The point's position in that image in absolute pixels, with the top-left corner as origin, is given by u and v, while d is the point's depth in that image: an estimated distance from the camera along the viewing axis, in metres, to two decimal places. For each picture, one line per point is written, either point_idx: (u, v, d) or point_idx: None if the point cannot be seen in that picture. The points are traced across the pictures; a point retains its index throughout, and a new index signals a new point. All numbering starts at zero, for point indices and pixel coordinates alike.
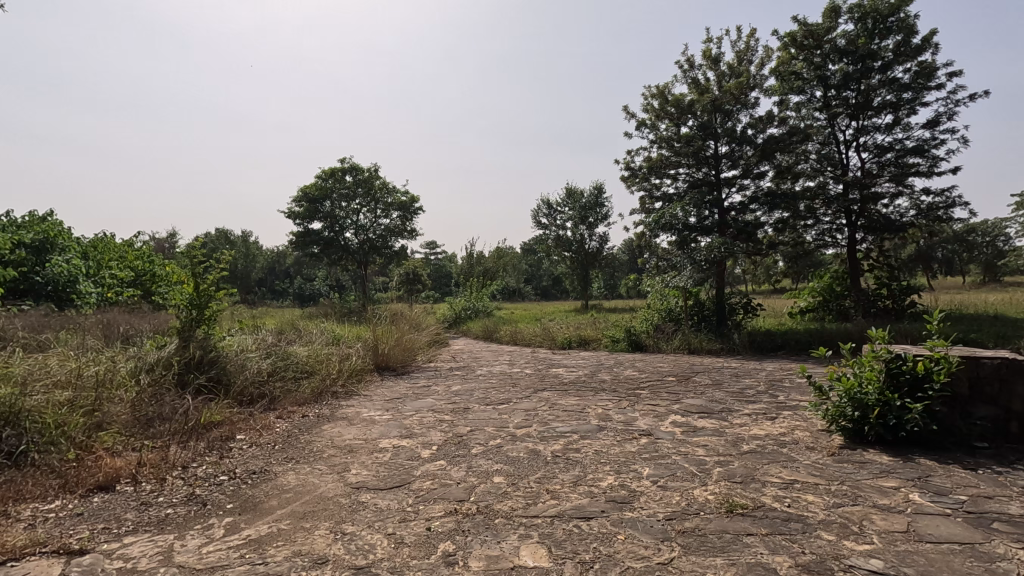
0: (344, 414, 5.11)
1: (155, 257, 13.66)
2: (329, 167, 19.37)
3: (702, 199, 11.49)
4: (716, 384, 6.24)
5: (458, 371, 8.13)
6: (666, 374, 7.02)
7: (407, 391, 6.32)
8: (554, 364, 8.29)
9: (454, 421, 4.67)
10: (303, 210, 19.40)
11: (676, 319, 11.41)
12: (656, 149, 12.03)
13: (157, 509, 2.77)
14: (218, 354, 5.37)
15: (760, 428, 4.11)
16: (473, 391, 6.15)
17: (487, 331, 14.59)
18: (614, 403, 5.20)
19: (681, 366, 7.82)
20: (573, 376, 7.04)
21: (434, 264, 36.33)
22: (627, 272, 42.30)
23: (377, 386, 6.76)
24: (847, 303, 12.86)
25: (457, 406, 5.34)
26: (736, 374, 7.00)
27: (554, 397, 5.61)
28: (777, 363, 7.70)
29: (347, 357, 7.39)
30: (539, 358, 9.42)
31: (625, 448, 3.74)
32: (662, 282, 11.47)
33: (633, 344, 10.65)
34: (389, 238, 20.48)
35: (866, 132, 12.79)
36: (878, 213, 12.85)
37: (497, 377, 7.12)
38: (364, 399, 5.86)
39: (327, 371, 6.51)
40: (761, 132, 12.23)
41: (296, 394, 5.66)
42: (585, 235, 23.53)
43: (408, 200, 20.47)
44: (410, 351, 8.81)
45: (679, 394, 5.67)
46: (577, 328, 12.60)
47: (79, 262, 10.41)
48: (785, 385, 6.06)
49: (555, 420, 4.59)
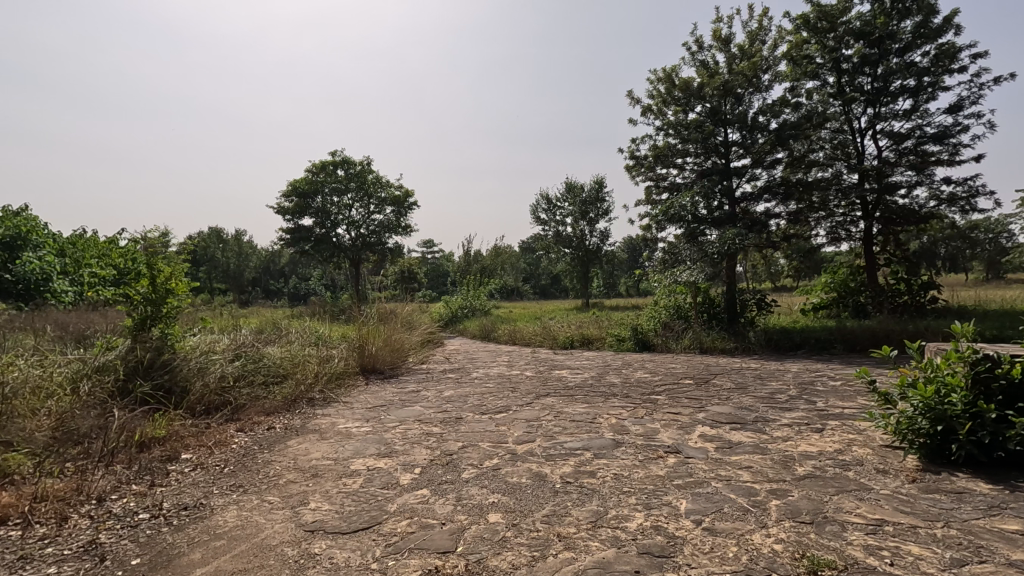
0: (316, 426, 4.41)
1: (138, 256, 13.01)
2: (319, 161, 18.68)
3: (713, 188, 10.76)
4: (740, 388, 5.56)
5: (453, 373, 7.44)
6: (681, 377, 6.34)
7: (394, 397, 5.64)
8: (557, 366, 7.59)
9: (443, 435, 3.97)
10: (293, 206, 18.68)
11: (685, 316, 10.75)
12: (663, 136, 11.34)
13: (36, 567, 2.07)
14: (173, 357, 4.67)
15: (811, 444, 3.42)
16: (467, 397, 5.47)
17: (485, 331, 13.90)
18: (629, 412, 4.52)
19: (695, 367, 7.14)
20: (579, 379, 6.35)
21: (431, 263, 35.71)
22: (627, 271, 41.73)
23: (361, 392, 6.06)
24: (864, 299, 12.17)
25: (448, 415, 4.65)
26: (759, 376, 6.32)
27: (558, 404, 4.92)
28: (801, 364, 7.01)
29: (328, 360, 6.70)
30: (540, 359, 8.76)
31: (650, 471, 3.05)
32: (670, 278, 10.78)
33: (640, 344, 9.98)
34: (383, 234, 19.85)
35: (883, 119, 12.12)
36: (895, 204, 12.19)
37: (494, 381, 6.45)
38: (343, 407, 5.16)
39: (304, 374, 5.81)
40: (773, 119, 11.55)
41: (264, 403, 4.96)
42: (586, 231, 22.84)
43: (402, 195, 19.80)
44: (400, 352, 8.11)
45: (701, 399, 4.98)
46: (579, 327, 11.92)
47: (53, 259, 9.70)
48: (819, 389, 5.37)
49: (562, 433, 3.89)
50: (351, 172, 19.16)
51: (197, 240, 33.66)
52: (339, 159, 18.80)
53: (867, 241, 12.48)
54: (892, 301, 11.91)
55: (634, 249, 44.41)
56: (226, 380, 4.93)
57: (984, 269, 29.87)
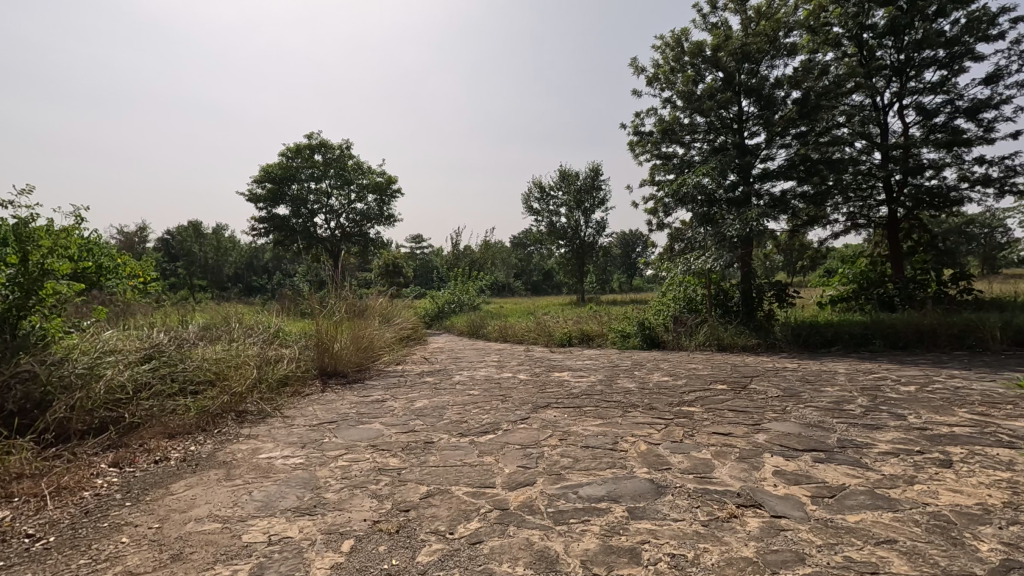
0: (228, 457, 3.15)
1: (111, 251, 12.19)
2: (294, 145, 17.39)
3: (728, 164, 9.63)
4: (790, 395, 4.37)
5: (431, 375, 6.22)
6: (710, 381, 5.17)
7: (351, 410, 4.41)
8: (554, 368, 6.38)
9: (402, 472, 2.75)
10: (266, 194, 17.30)
11: (696, 310, 9.67)
12: (671, 108, 10.21)
13: None
14: (34, 362, 3.37)
15: (959, 494, 2.23)
16: (443, 408, 4.26)
17: (473, 327, 12.70)
18: (662, 434, 3.31)
19: (720, 368, 5.98)
20: (584, 384, 5.16)
21: (419, 260, 34.39)
22: (620, 269, 40.73)
23: (312, 401, 4.81)
24: (887, 290, 11.10)
25: (415, 437, 3.42)
26: (805, 379, 5.15)
27: (561, 420, 3.72)
28: (847, 365, 5.86)
29: (274, 361, 5.41)
30: (535, 359, 7.56)
31: (730, 549, 1.84)
32: (680, 267, 9.65)
33: (648, 341, 8.80)
34: (364, 223, 18.59)
35: (909, 93, 11.03)
36: (922, 186, 11.12)
37: (480, 386, 5.24)
38: (280, 426, 3.91)
39: (236, 378, 4.52)
40: (791, 91, 10.44)
41: (169, 421, 3.71)
42: (581, 222, 21.64)
43: (384, 181, 18.56)
44: (369, 349, 6.88)
45: (750, 412, 3.79)
46: (577, 322, 10.74)
47: None
48: (893, 397, 4.20)
49: (573, 468, 2.69)
50: (329, 157, 17.89)
51: (175, 234, 32.10)
52: (315, 143, 17.52)
53: (891, 226, 11.42)
54: (919, 292, 10.82)
55: (627, 244, 43.25)
56: (117, 393, 3.68)
57: (981, 267, 29.14)
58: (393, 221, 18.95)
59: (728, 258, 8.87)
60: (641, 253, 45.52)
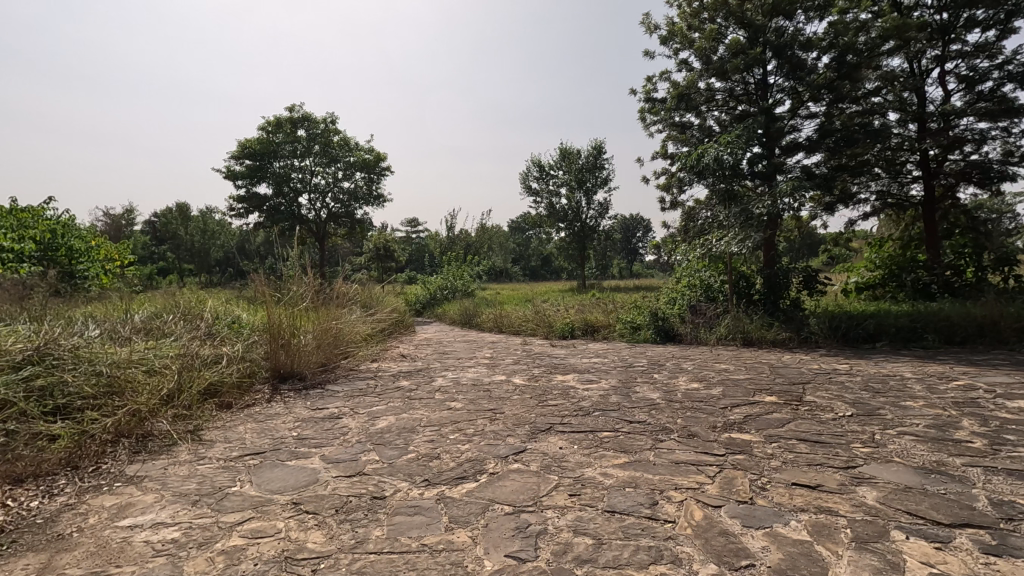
0: (75, 524, 2.09)
1: (70, 232, 11.40)
2: (274, 117, 16.10)
3: (756, 133, 8.44)
4: (869, 414, 3.32)
5: (407, 378, 5.15)
6: (752, 390, 4.13)
7: (292, 432, 3.36)
8: (556, 370, 5.31)
9: (318, 570, 1.70)
10: (245, 170, 16.09)
11: (717, 298, 8.62)
12: (687, 72, 9.09)
13: None
14: None
15: None
16: (412, 432, 3.21)
17: (466, 316, 11.65)
18: (719, 487, 2.26)
19: (758, 372, 4.92)
20: (595, 394, 4.09)
21: (414, 244, 33.26)
22: (620, 254, 39.67)
23: (248, 416, 3.76)
24: (921, 277, 10.20)
25: (361, 487, 2.38)
26: (872, 388, 4.09)
27: (569, 458, 2.67)
28: (912, 369, 4.81)
29: (209, 362, 4.34)
30: (534, 356, 6.53)
31: None
32: (696, 249, 8.64)
33: (661, 334, 7.76)
34: (352, 204, 17.43)
35: (952, 56, 9.86)
36: (964, 160, 9.98)
37: (465, 395, 4.21)
38: (186, 460, 2.85)
39: (148, 392, 3.45)
40: (822, 53, 9.29)
41: (22, 456, 2.64)
42: (582, 202, 20.46)
43: (373, 159, 17.40)
44: (335, 344, 5.81)
45: (829, 445, 2.74)
46: (579, 311, 9.70)
47: None
48: (1008, 419, 3.17)
49: (594, 569, 1.65)
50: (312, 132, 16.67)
51: (161, 216, 30.81)
52: (298, 115, 16.28)
53: (927, 206, 10.34)
54: (959, 279, 9.87)
55: (629, 229, 42.01)
56: None
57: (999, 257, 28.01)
58: (382, 201, 17.79)
59: (756, 239, 7.76)
60: (642, 240, 44.49)
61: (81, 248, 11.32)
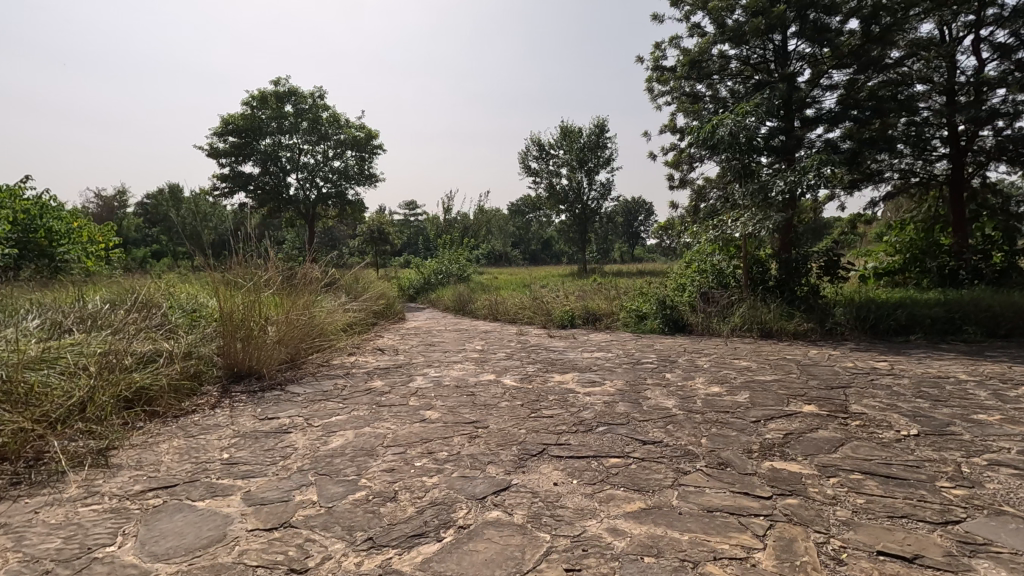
0: None
1: (50, 212, 10.54)
2: (259, 91, 15.26)
3: (777, 103, 7.62)
4: (940, 434, 2.67)
5: (382, 377, 4.49)
6: (786, 397, 3.47)
7: (223, 453, 2.70)
8: (553, 367, 4.64)
9: None
10: (230, 148, 15.29)
11: (731, 284, 7.92)
12: (699, 36, 8.29)
13: None
14: None
15: None
16: (371, 455, 2.56)
17: (460, 302, 10.98)
18: (776, 558, 1.61)
19: (787, 372, 4.25)
20: (599, 402, 3.43)
21: (411, 227, 32.49)
22: (621, 239, 38.91)
23: (178, 429, 3.09)
24: (947, 262, 9.49)
25: (278, 550, 1.72)
26: (928, 395, 3.43)
27: (565, 502, 2.01)
28: (967, 370, 4.14)
29: (157, 370, 3.62)
30: (529, 349, 5.88)
31: None
32: (706, 231, 7.93)
33: (670, 324, 7.10)
34: (343, 184, 16.68)
35: (988, 22, 9.03)
36: (999, 135, 9.17)
37: (443, 402, 3.54)
38: (71, 498, 2.19)
39: (53, 403, 2.78)
40: (848, 17, 8.46)
41: None
42: (584, 183, 19.68)
43: (364, 137, 16.64)
44: (305, 335, 5.14)
45: (908, 483, 2.08)
46: (581, 297, 9.02)
47: None
48: None
49: None
50: (300, 108, 15.88)
51: (151, 198, 29.94)
52: (284, 90, 15.47)
53: (955, 184, 9.59)
54: (987, 265, 9.16)
55: (631, 213, 41.16)
56: None
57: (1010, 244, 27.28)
58: (374, 181, 17.02)
59: (777, 220, 7.02)
60: (644, 224, 43.70)
61: (63, 230, 10.44)
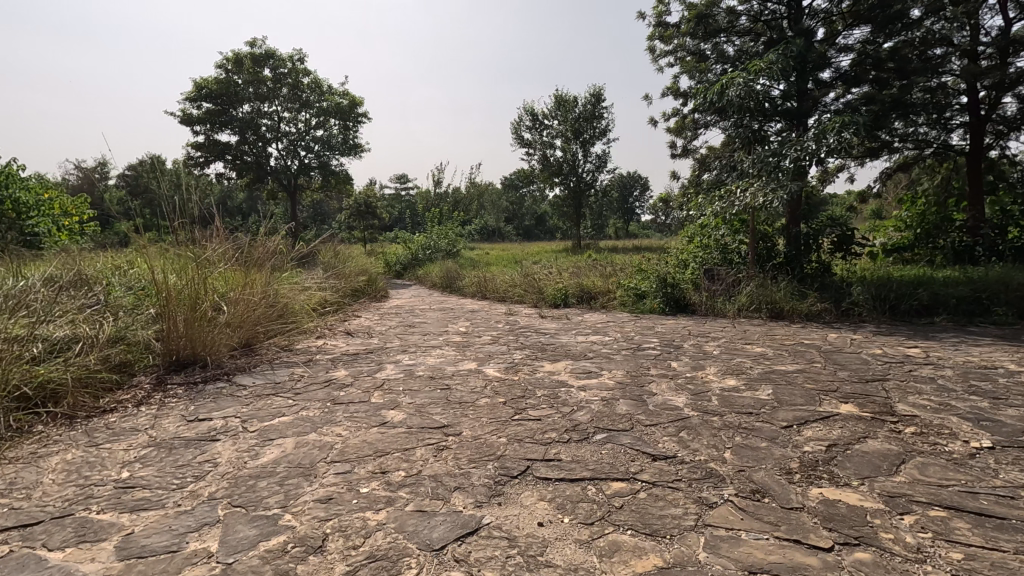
0: None
1: (17, 182, 9.71)
2: (233, 54, 14.31)
3: (794, 61, 6.90)
4: (1020, 447, 2.14)
5: (347, 365, 3.92)
6: (817, 394, 2.93)
7: (123, 471, 2.13)
8: (543, 354, 4.09)
9: None
10: (204, 115, 14.39)
11: (737, 260, 7.36)
12: None
13: None
14: None
15: None
16: (307, 477, 2.01)
17: (448, 279, 10.39)
18: None
19: (810, 361, 3.71)
20: (597, 400, 2.88)
21: (401, 202, 31.61)
22: (615, 215, 38.21)
23: (81, 437, 2.51)
24: (960, 238, 8.97)
25: None
26: (984, 391, 2.91)
27: (552, 557, 1.47)
28: (1016, 360, 3.61)
29: (71, 362, 3.01)
30: (518, 332, 5.32)
31: None
32: (711, 203, 7.30)
33: (671, 303, 6.56)
34: (326, 154, 15.88)
35: None
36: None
37: (411, 399, 2.98)
38: None
39: None
40: None
41: None
42: (579, 155, 18.92)
43: (348, 104, 15.79)
44: (262, 317, 4.55)
45: (1012, 528, 1.55)
46: (574, 274, 8.45)
47: None
48: None
49: None
50: (279, 72, 14.99)
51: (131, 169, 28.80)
52: (261, 53, 14.55)
53: (973, 154, 8.99)
54: (1003, 240, 8.62)
55: (626, 188, 40.34)
56: None
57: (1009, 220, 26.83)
58: (359, 152, 16.25)
59: (793, 189, 6.38)
60: (639, 199, 43.03)
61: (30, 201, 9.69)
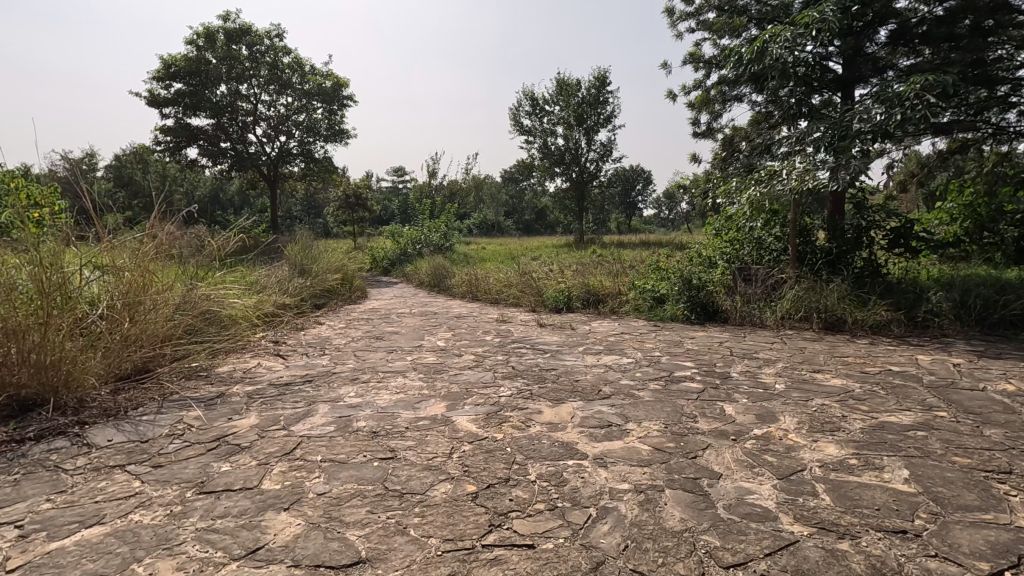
0: None
1: None
2: (204, 28, 13.09)
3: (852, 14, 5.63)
4: None
5: (264, 406, 2.78)
6: (990, 481, 1.78)
7: None
8: (540, 389, 2.94)
9: None
10: (174, 96, 13.20)
11: (773, 258, 6.17)
12: None
13: None
14: None
15: None
16: None
17: (436, 277, 9.25)
18: None
19: (925, 406, 2.57)
20: (628, 494, 1.73)
21: (395, 196, 30.43)
22: (618, 209, 37.10)
23: None
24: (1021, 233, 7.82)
25: None
26: None
27: None
28: None
29: None
30: (508, 349, 4.18)
31: None
32: (744, 189, 6.08)
33: (696, 310, 5.43)
34: (309, 140, 14.72)
35: None
36: None
37: (323, 487, 1.83)
38: None
39: None
40: None
41: None
42: (581, 142, 17.76)
43: (332, 86, 14.59)
44: (163, 332, 3.36)
45: None
46: (579, 272, 7.32)
47: None
48: None
49: None
50: (255, 50, 13.81)
51: None
52: (234, 28, 13.36)
53: None
54: None
55: (630, 182, 39.23)
56: None
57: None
58: (345, 137, 15.10)
59: (856, 169, 5.11)
60: (641, 192, 42.11)
61: None
